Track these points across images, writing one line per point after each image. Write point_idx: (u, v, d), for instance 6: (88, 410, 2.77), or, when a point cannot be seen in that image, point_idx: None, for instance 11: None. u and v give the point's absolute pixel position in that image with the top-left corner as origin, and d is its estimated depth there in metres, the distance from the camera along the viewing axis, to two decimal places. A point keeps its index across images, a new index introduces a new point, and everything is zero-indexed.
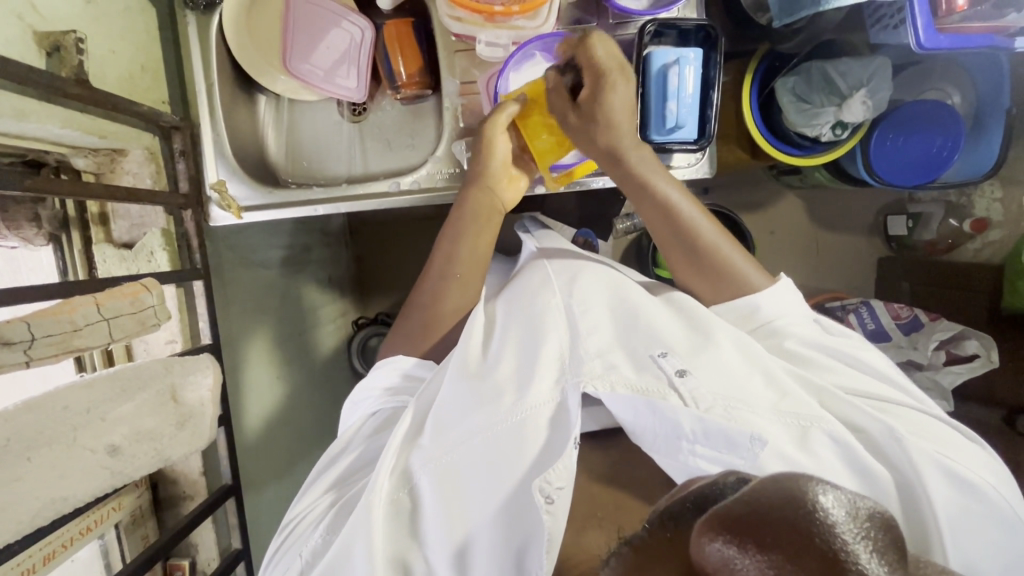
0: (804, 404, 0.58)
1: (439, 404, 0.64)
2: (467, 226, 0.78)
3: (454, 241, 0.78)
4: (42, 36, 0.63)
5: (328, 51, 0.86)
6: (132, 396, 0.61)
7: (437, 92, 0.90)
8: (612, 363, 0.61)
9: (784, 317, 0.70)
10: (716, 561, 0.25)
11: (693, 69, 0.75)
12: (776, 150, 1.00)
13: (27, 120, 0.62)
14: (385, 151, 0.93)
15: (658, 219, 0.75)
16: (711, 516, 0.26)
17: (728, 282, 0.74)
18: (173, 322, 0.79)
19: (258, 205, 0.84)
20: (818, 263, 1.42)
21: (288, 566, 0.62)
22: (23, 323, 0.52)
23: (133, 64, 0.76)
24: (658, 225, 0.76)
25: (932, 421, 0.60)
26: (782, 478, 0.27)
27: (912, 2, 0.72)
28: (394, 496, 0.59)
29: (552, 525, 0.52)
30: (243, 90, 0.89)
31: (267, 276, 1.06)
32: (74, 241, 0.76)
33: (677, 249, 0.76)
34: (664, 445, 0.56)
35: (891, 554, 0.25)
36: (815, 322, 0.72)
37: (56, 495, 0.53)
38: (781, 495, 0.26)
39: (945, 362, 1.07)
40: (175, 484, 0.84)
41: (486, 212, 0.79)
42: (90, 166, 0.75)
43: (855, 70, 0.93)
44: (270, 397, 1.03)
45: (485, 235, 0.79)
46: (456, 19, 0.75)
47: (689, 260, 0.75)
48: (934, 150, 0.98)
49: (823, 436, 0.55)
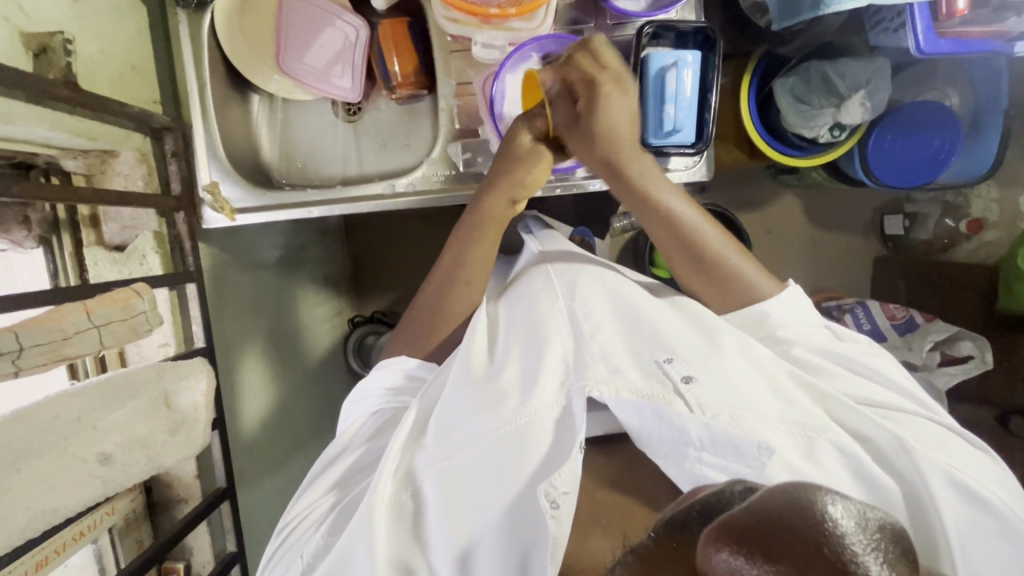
0: (809, 415, 0.58)
1: (442, 407, 0.64)
2: (480, 235, 0.77)
3: (465, 249, 0.77)
4: (29, 37, 0.62)
5: (322, 50, 0.85)
6: (125, 404, 0.60)
7: (433, 92, 0.89)
8: (617, 368, 0.61)
9: (789, 324, 0.70)
10: (723, 570, 0.25)
11: (691, 72, 0.75)
12: (774, 150, 0.99)
13: (14, 124, 0.61)
14: (381, 152, 0.92)
15: (663, 231, 0.74)
16: (717, 525, 0.26)
17: (737, 292, 0.73)
18: (166, 326, 0.79)
19: (252, 207, 0.84)
20: (814, 262, 1.42)
21: (287, 566, 0.62)
22: (11, 333, 0.51)
23: (123, 64, 0.75)
24: (661, 235, 0.74)
25: (942, 432, 0.60)
26: (790, 487, 0.27)
27: (912, 6, 0.72)
28: (396, 499, 0.59)
29: (557, 530, 0.52)
30: (236, 89, 0.88)
31: (263, 276, 1.05)
32: (65, 243, 0.75)
33: (683, 261, 0.75)
34: (670, 452, 0.55)
35: (901, 564, 0.25)
36: (824, 327, 0.71)
37: (46, 506, 0.53)
38: (789, 504, 0.26)
39: (939, 362, 1.07)
40: (170, 487, 0.84)
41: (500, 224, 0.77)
42: (81, 167, 0.74)
43: (854, 70, 0.92)
44: (266, 398, 1.03)
45: (491, 239, 0.78)
46: (452, 21, 0.75)
47: (695, 271, 0.75)
48: (932, 152, 0.97)
49: (829, 447, 0.55)
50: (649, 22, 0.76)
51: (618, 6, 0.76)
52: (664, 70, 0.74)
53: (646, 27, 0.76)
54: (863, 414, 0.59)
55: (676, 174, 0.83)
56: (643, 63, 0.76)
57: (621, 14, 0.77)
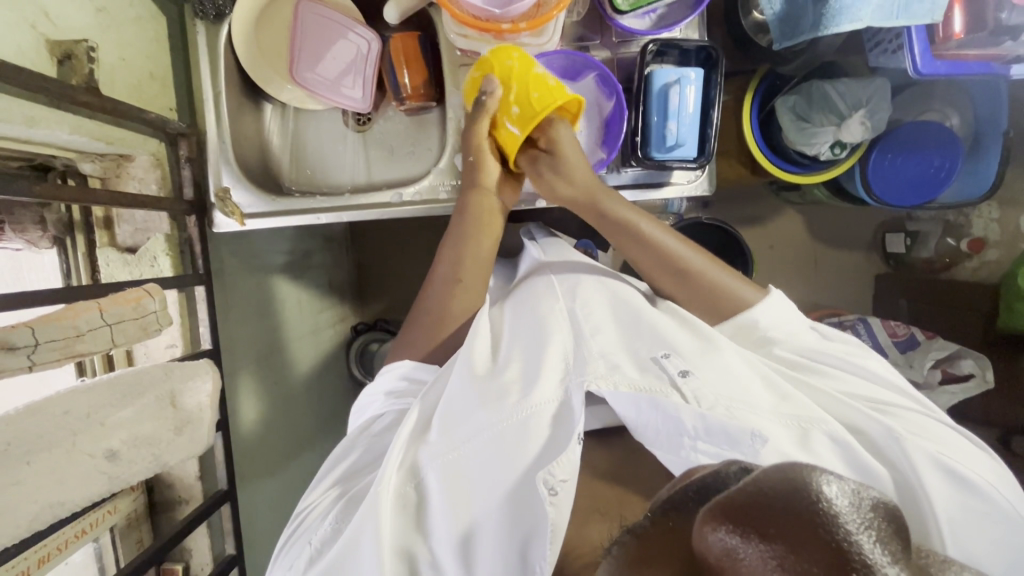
0: (803, 407, 0.59)
1: (446, 404, 0.63)
2: (468, 226, 0.79)
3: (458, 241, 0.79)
4: (54, 44, 0.64)
5: (335, 61, 0.86)
6: (132, 402, 0.62)
7: (441, 104, 0.91)
8: (615, 364, 0.61)
9: (780, 327, 0.70)
10: (718, 551, 0.25)
11: (694, 89, 0.76)
12: (775, 167, 1.01)
13: (36, 127, 0.63)
14: (388, 160, 0.94)
15: (638, 250, 0.75)
16: (713, 505, 0.26)
17: (720, 300, 0.72)
18: (174, 327, 0.81)
19: (262, 212, 0.85)
20: (816, 279, 1.43)
21: (296, 556, 0.63)
22: (27, 328, 0.52)
23: (142, 72, 0.78)
24: (649, 265, 0.75)
25: (930, 420, 0.60)
26: (786, 467, 0.27)
27: (907, 29, 0.74)
28: (401, 489, 0.59)
29: (556, 516, 0.53)
30: (249, 97, 0.91)
31: (268, 281, 1.07)
32: (79, 246, 0.77)
33: (661, 273, 0.75)
34: (666, 441, 0.56)
35: (895, 544, 0.25)
36: (811, 328, 0.71)
37: (53, 499, 0.54)
38: (786, 484, 0.25)
39: (940, 380, 1.08)
40: (171, 488, 0.85)
41: (487, 213, 0.80)
42: (97, 170, 0.77)
43: (854, 90, 0.94)
44: (271, 402, 1.05)
45: (482, 239, 0.79)
46: (462, 36, 0.77)
47: (674, 281, 0.74)
48: (932, 170, 0.98)
49: (824, 438, 0.56)
50: (654, 40, 0.78)
51: (623, 24, 0.78)
52: (667, 86, 0.76)
53: (649, 45, 0.78)
54: (856, 407, 0.59)
55: (679, 187, 0.85)
56: (646, 80, 0.78)
57: (627, 32, 0.79)
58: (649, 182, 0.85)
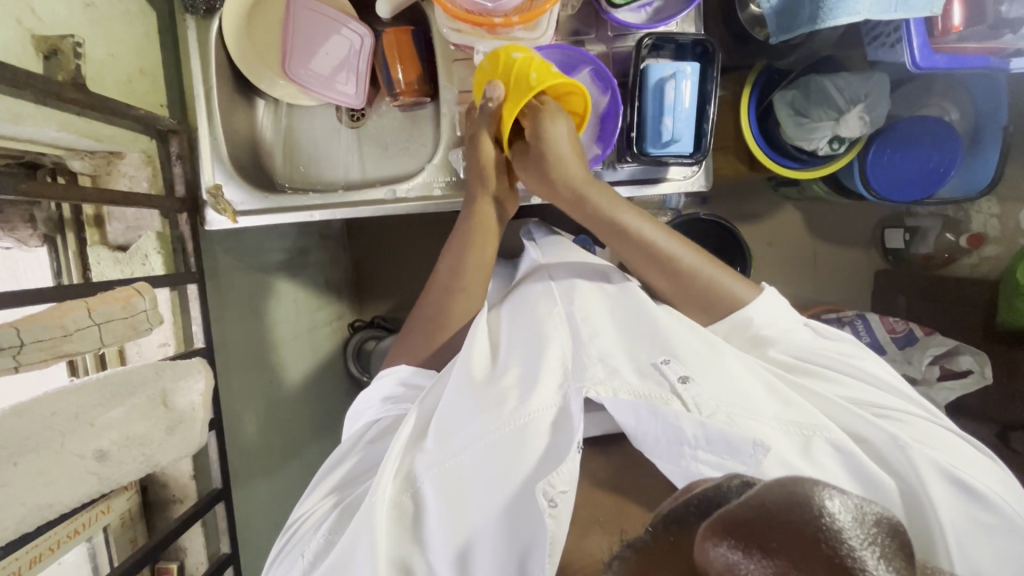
0: (805, 413, 0.58)
1: (443, 412, 0.63)
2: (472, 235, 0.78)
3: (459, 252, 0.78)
4: (40, 39, 0.63)
5: (328, 57, 0.85)
6: (122, 402, 0.61)
7: (435, 99, 0.90)
8: (615, 370, 0.61)
9: (774, 325, 0.69)
10: (720, 566, 0.24)
11: (690, 83, 0.75)
12: (774, 163, 0.99)
13: (23, 124, 0.62)
14: (382, 157, 0.93)
15: (629, 249, 0.74)
16: (714, 519, 0.25)
17: (714, 299, 0.71)
18: (167, 325, 0.80)
19: (253, 210, 0.85)
20: (815, 275, 1.43)
21: (290, 567, 0.62)
22: (12, 329, 0.51)
23: (132, 68, 0.77)
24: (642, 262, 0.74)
25: (934, 427, 0.60)
26: (787, 481, 0.26)
27: (907, 21, 0.73)
28: (397, 499, 0.59)
29: (555, 528, 0.52)
30: (242, 93, 0.90)
31: (265, 279, 1.06)
32: (69, 242, 0.76)
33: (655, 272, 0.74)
34: (666, 449, 0.55)
35: (898, 560, 0.24)
36: (806, 325, 0.71)
37: (41, 501, 0.53)
38: (787, 499, 0.25)
39: (939, 376, 1.07)
40: (165, 487, 0.85)
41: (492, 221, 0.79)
42: (87, 168, 0.76)
43: (853, 85, 0.94)
44: (268, 401, 1.04)
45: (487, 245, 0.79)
46: (456, 31, 0.75)
47: (668, 280, 0.73)
48: (931, 167, 0.97)
49: (826, 445, 0.55)
50: (649, 34, 0.76)
51: (619, 18, 0.77)
52: (663, 81, 0.75)
53: (645, 38, 0.76)
54: (859, 414, 0.59)
55: (674, 183, 0.85)
56: (642, 75, 0.76)
57: (623, 26, 0.78)
58: (645, 178, 0.85)
